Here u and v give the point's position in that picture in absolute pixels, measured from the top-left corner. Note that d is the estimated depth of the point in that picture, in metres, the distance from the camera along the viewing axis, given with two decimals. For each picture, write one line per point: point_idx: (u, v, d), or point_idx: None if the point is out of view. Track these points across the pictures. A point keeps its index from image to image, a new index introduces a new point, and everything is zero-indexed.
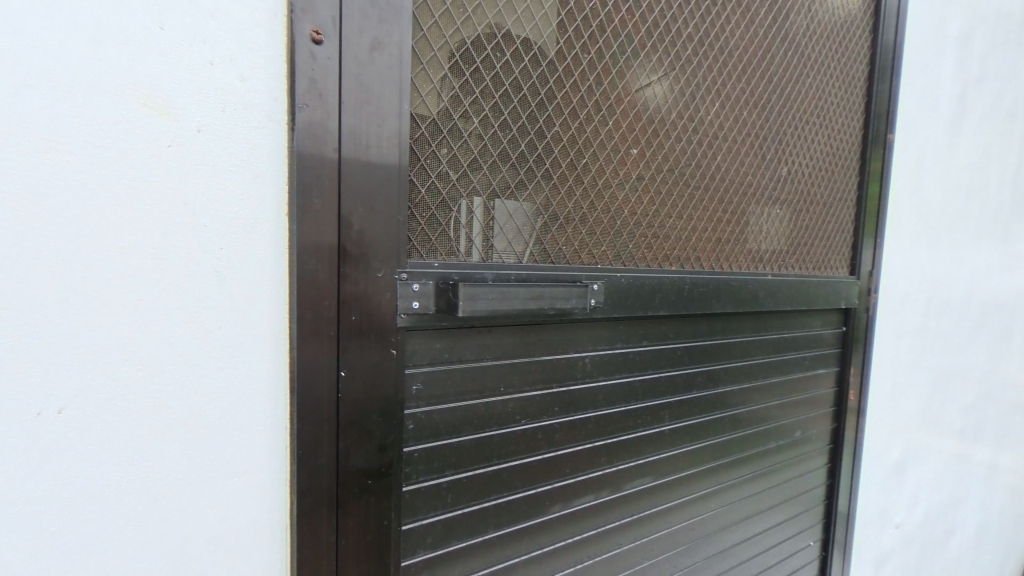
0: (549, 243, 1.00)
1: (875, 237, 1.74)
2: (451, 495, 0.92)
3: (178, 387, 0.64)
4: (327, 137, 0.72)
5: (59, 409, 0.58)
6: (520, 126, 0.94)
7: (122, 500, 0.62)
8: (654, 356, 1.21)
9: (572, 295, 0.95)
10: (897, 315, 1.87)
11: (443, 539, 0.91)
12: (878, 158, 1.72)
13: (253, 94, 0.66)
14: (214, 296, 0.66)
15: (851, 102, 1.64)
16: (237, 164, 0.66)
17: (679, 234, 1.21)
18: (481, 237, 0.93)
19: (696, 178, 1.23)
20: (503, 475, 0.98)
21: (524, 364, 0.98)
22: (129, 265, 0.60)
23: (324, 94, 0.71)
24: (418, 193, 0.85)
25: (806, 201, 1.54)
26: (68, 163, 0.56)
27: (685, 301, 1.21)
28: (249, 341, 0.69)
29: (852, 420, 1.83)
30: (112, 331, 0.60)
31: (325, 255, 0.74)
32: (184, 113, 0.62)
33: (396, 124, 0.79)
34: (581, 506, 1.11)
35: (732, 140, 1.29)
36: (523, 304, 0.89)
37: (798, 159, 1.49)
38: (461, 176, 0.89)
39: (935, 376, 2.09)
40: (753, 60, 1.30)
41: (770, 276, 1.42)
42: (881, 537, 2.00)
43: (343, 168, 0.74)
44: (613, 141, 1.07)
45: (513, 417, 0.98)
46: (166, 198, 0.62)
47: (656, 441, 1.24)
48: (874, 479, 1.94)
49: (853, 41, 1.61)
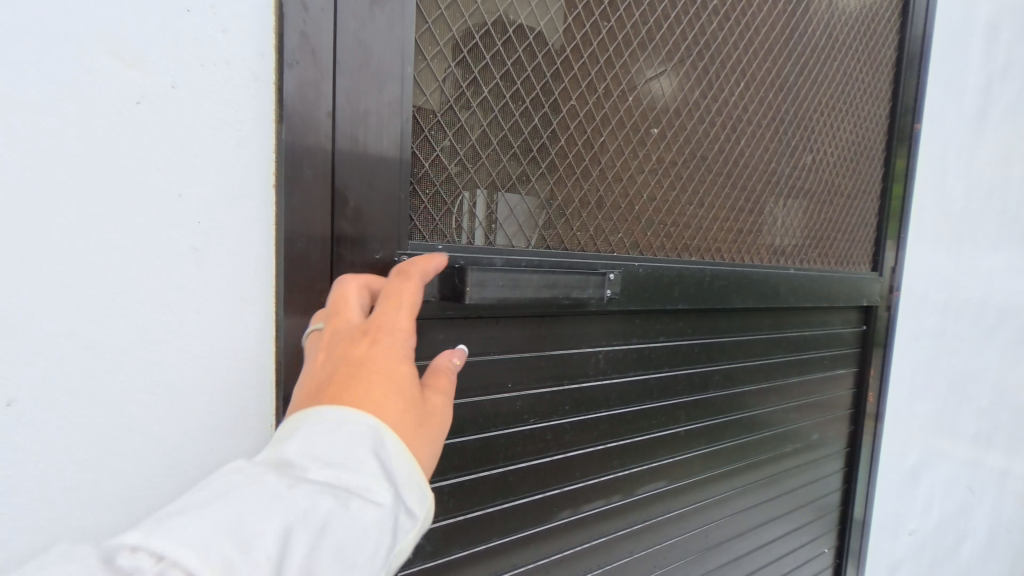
0: (562, 229, 0.93)
1: (897, 236, 1.66)
2: (453, 501, 0.84)
3: (149, 375, 0.57)
4: (320, 101, 0.65)
5: (9, 402, 0.50)
6: (534, 97, 0.86)
7: (83, 503, 0.55)
8: (671, 352, 1.13)
9: (589, 284, 0.86)
10: (917, 313, 1.80)
11: (444, 548, 0.84)
12: (904, 155, 1.63)
13: (236, 49, 0.59)
14: (191, 277, 0.59)
15: (877, 88, 1.56)
16: (219, 128, 0.59)
17: (698, 222, 1.14)
18: (488, 219, 0.85)
19: (718, 163, 1.15)
20: (509, 478, 0.91)
21: (534, 360, 0.91)
22: (92, 238, 0.53)
23: (316, 52, 0.63)
24: (421, 168, 0.77)
25: (829, 192, 1.46)
26: (18, 120, 0.49)
27: (706, 293, 1.13)
28: (232, 326, 0.62)
29: (870, 424, 1.76)
30: (67, 311, 0.52)
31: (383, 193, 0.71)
32: (157, 67, 0.55)
33: (397, 88, 0.71)
34: (591, 511, 1.04)
35: (756, 123, 1.21)
36: (536, 292, 0.80)
37: (823, 147, 1.41)
38: (468, 150, 0.82)
39: (955, 380, 2.01)
40: (779, 38, 1.22)
41: (792, 270, 1.34)
42: (896, 544, 1.93)
43: (338, 136, 0.67)
44: (632, 119, 0.99)
45: (520, 415, 0.91)
46: (139, 164, 0.55)
47: (671, 443, 1.17)
48: (890, 485, 1.86)
49: (881, 25, 1.53)
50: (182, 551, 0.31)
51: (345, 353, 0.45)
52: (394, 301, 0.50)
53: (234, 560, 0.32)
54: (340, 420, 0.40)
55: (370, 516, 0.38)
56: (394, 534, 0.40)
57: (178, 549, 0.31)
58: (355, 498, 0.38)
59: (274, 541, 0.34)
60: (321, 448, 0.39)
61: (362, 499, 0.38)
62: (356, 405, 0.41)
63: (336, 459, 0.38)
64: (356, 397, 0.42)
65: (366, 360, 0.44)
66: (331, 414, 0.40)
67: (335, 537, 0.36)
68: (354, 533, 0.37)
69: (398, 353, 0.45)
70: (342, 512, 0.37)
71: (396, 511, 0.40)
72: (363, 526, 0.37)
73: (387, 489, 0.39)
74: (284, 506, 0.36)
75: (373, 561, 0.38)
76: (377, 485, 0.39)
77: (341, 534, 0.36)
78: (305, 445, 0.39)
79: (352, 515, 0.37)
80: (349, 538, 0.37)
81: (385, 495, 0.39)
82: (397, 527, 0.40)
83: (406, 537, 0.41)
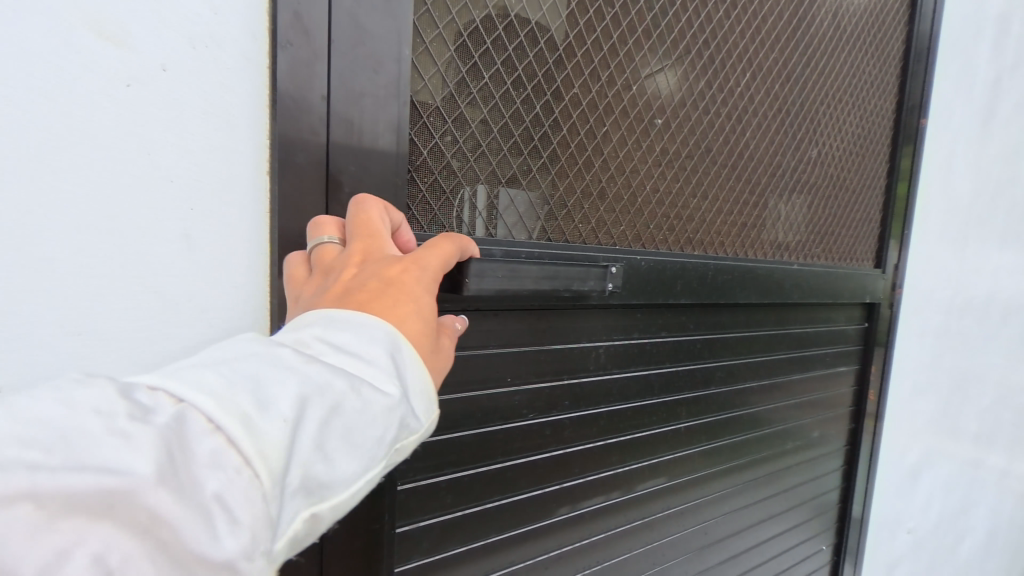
0: (564, 220, 0.91)
1: (903, 233, 1.64)
2: (450, 497, 0.83)
3: (138, 364, 0.55)
4: (314, 83, 0.62)
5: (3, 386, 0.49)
6: (536, 85, 0.84)
7: None
8: (672, 348, 1.11)
9: (590, 276, 0.84)
10: (920, 311, 1.78)
11: (440, 544, 0.83)
12: (912, 148, 1.60)
13: (227, 31, 0.57)
14: (181, 265, 0.57)
15: (884, 81, 1.53)
16: (210, 111, 0.57)
17: (702, 216, 1.12)
18: (488, 209, 0.83)
19: (723, 156, 1.13)
20: (507, 474, 0.89)
21: (533, 354, 0.90)
22: (78, 224, 0.51)
23: (310, 32, 0.61)
24: (419, 155, 0.75)
25: (835, 187, 1.44)
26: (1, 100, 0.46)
27: (708, 288, 1.11)
28: (222, 316, 0.60)
29: (871, 423, 1.74)
30: (54, 298, 0.50)
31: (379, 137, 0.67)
32: (144, 45, 0.52)
33: (393, 70, 0.68)
34: (590, 508, 1.03)
35: (761, 115, 1.18)
36: (535, 284, 0.78)
37: (828, 140, 1.39)
38: (468, 137, 0.79)
39: (957, 379, 2.00)
40: (786, 28, 1.20)
41: (796, 266, 1.32)
42: (894, 543, 1.92)
43: (332, 119, 0.64)
44: (636, 109, 0.96)
45: (518, 410, 0.89)
46: (127, 147, 0.52)
47: (671, 440, 1.16)
48: (890, 484, 1.85)
49: (890, 16, 1.50)
50: (202, 398, 0.30)
51: (381, 271, 0.48)
52: (436, 252, 0.54)
53: (252, 413, 0.31)
54: (367, 321, 0.42)
55: (381, 404, 0.38)
56: (397, 429, 0.40)
57: (197, 395, 0.30)
58: (367, 387, 0.38)
59: (292, 405, 0.33)
60: (342, 340, 0.40)
61: (373, 388, 0.38)
62: (381, 317, 0.44)
63: (356, 348, 0.40)
64: (380, 310, 0.45)
65: (399, 285, 0.47)
66: (359, 317, 0.42)
67: (346, 419, 0.36)
68: (365, 418, 0.37)
69: (425, 290, 0.49)
70: (355, 395, 0.37)
71: (400, 409, 0.41)
72: (374, 413, 0.37)
73: (395, 384, 0.41)
74: (299, 378, 0.35)
75: (375, 448, 0.38)
76: (388, 379, 0.40)
77: (352, 416, 0.36)
78: (328, 335, 0.41)
79: (365, 401, 0.37)
80: (358, 423, 0.37)
81: (395, 390, 0.40)
82: (399, 424, 0.41)
83: (403, 434, 0.41)
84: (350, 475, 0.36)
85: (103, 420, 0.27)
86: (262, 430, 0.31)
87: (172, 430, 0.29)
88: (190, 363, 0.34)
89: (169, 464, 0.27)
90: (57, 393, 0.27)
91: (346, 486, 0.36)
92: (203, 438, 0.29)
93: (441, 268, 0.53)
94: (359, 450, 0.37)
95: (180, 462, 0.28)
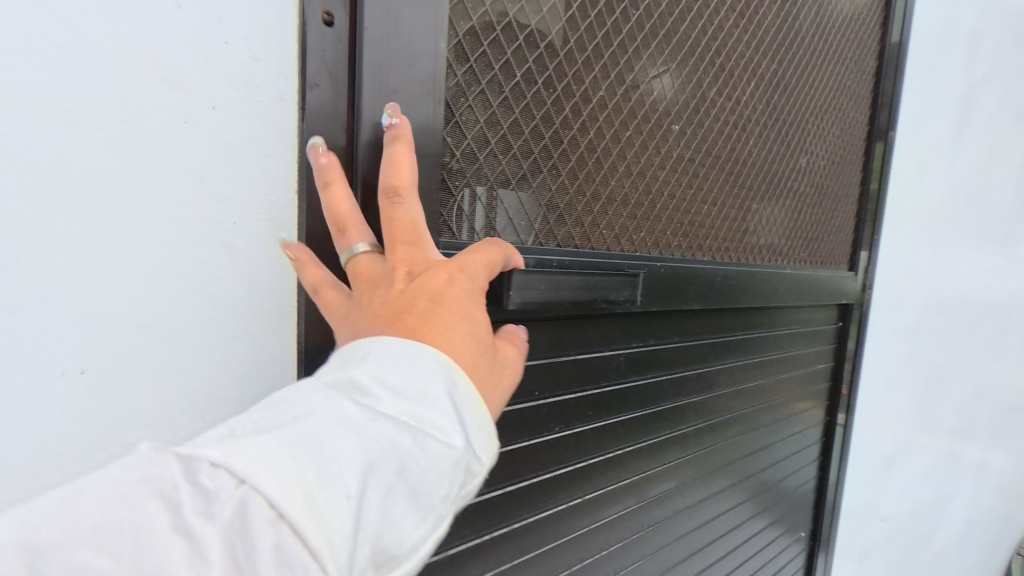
0: (592, 226, 0.89)
1: (872, 236, 1.75)
2: (479, 520, 0.78)
3: None
4: (342, 123, 0.60)
5: (83, 368, 0.54)
6: (566, 86, 0.80)
7: None
8: (683, 352, 1.13)
9: (625, 286, 0.83)
10: (891, 310, 1.89)
11: (469, 570, 0.78)
12: (881, 158, 1.72)
13: (264, 75, 0.63)
14: None
15: (858, 95, 1.62)
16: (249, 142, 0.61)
17: (711, 221, 1.13)
18: (521, 214, 0.79)
19: (729, 164, 1.15)
20: (533, 490, 0.86)
21: (558, 365, 0.87)
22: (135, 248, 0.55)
23: (337, 72, 0.59)
24: (452, 159, 0.70)
25: (818, 195, 1.52)
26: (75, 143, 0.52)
27: (718, 293, 1.13)
28: None
29: (842, 415, 1.86)
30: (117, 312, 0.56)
31: (400, 112, 0.56)
32: (196, 88, 0.58)
33: (423, 91, 0.64)
34: (608, 518, 1.01)
35: (761, 123, 1.22)
36: (575, 295, 0.76)
37: (814, 150, 1.45)
38: (500, 139, 0.74)
39: (947, 377, 2.03)
40: (782, 40, 1.24)
41: (791, 270, 1.40)
42: (868, 529, 2.03)
43: (362, 156, 0.60)
44: (654, 116, 0.96)
45: (544, 424, 0.86)
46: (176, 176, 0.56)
47: (679, 443, 1.17)
48: (861, 472, 1.98)
49: (863, 34, 1.59)
50: (265, 478, 0.29)
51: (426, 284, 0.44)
52: (480, 260, 0.49)
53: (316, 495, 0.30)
54: (418, 352, 0.39)
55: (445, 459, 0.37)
56: (463, 477, 0.39)
57: (260, 474, 0.29)
58: (431, 439, 0.36)
59: (354, 479, 0.31)
60: (394, 379, 0.37)
61: (436, 441, 0.37)
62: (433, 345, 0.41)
63: (413, 392, 0.37)
64: (431, 335, 0.42)
65: (446, 300, 0.44)
66: (411, 348, 0.40)
67: (411, 480, 0.35)
68: (430, 476, 0.36)
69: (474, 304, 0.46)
70: (419, 453, 0.35)
71: (465, 457, 0.39)
72: (439, 469, 0.36)
73: (457, 431, 0.39)
74: (361, 440, 0.33)
75: (443, 502, 0.37)
76: (450, 425, 0.38)
77: (418, 476, 0.35)
78: (380, 372, 0.37)
79: (428, 456, 0.36)
80: (422, 483, 0.35)
81: (460, 440, 0.38)
82: (466, 469, 0.39)
83: (470, 479, 0.40)
84: (417, 539, 0.35)
85: (171, 516, 0.27)
86: (327, 514, 0.30)
87: (239, 517, 0.28)
88: (250, 425, 0.33)
89: (236, 561, 0.27)
90: (127, 483, 0.28)
91: (418, 548, 0.35)
92: (268, 531, 0.28)
93: (488, 277, 0.49)
94: (426, 507, 0.35)
95: (245, 557, 0.27)
